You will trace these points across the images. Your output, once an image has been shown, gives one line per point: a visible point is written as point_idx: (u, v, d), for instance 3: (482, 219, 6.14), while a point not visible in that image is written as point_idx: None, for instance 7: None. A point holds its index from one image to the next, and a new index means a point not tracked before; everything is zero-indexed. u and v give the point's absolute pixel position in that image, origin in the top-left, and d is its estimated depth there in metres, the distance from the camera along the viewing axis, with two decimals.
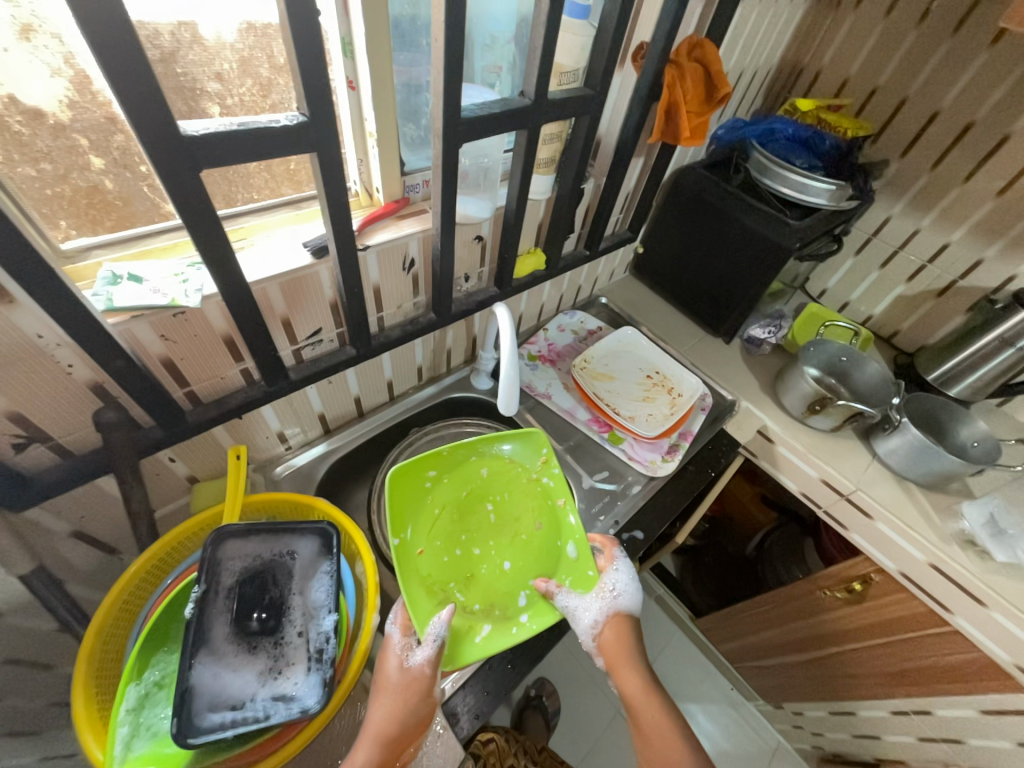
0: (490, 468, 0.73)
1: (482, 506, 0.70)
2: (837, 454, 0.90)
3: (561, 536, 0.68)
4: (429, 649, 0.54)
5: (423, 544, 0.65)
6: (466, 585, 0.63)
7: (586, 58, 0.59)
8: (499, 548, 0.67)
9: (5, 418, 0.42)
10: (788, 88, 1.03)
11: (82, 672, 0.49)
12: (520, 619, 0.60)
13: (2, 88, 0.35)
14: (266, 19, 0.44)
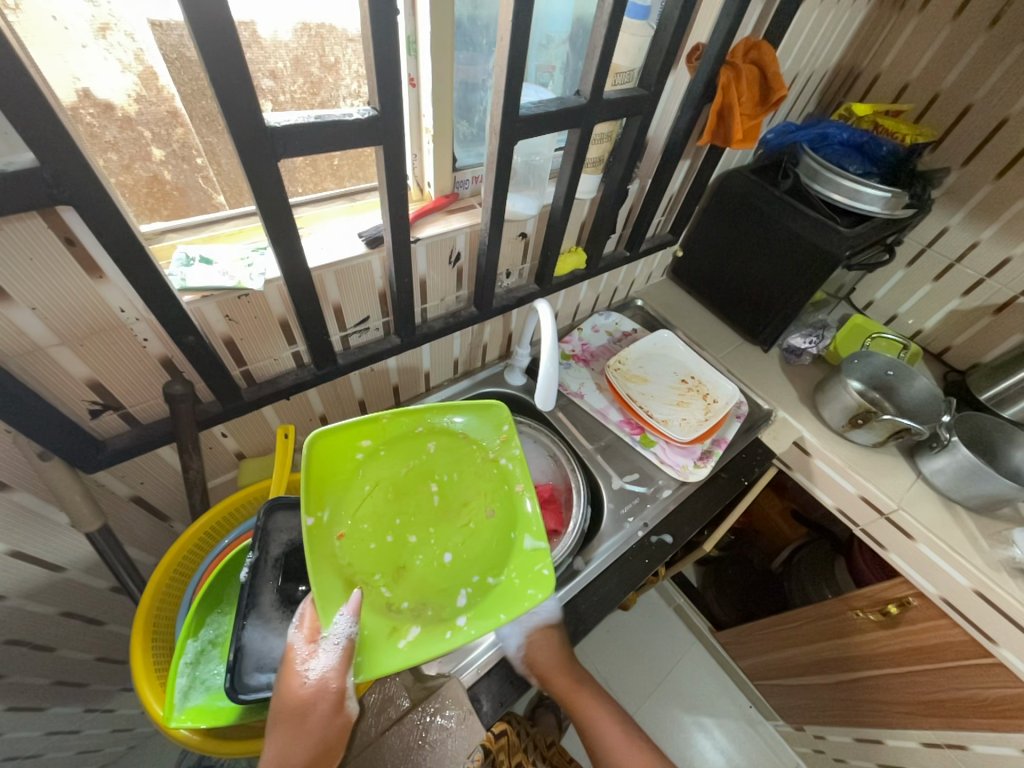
0: (439, 443, 0.60)
1: (425, 486, 0.58)
2: (879, 470, 0.87)
3: (517, 527, 0.58)
4: (334, 654, 0.43)
5: (345, 525, 0.51)
6: (394, 578, 0.51)
7: (642, 59, 0.60)
8: (441, 537, 0.55)
9: (86, 385, 0.45)
10: (843, 93, 1.01)
11: (141, 626, 0.53)
12: (457, 622, 0.49)
13: (78, 83, 0.38)
14: (324, 19, 0.46)
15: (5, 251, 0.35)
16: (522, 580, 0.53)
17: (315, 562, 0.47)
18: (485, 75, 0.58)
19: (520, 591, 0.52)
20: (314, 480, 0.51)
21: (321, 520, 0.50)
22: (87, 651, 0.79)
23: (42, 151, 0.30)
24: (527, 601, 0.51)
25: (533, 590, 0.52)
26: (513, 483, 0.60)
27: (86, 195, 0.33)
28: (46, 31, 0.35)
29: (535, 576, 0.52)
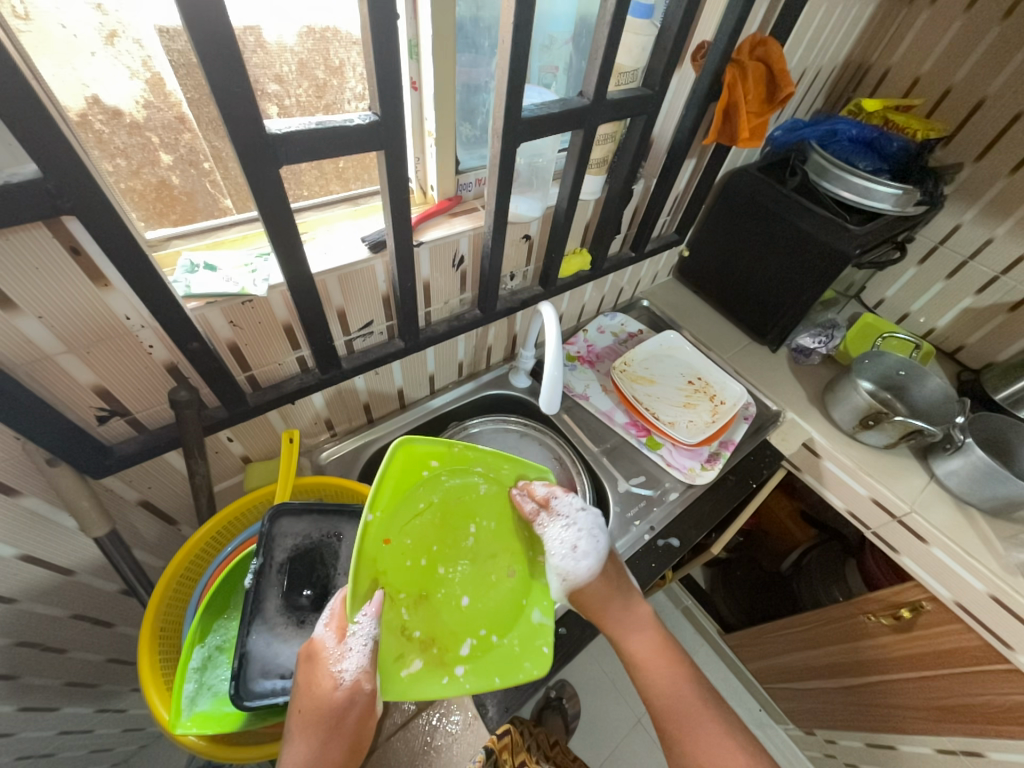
0: (489, 485, 0.57)
1: (464, 525, 0.55)
2: (890, 471, 0.86)
3: (529, 596, 0.56)
4: (364, 655, 0.44)
5: (395, 533, 0.49)
6: (415, 603, 0.50)
7: (646, 58, 0.59)
8: (465, 578, 0.54)
9: (93, 391, 0.46)
10: (852, 88, 0.99)
11: (147, 632, 0.53)
12: (454, 670, 0.50)
13: (87, 89, 0.38)
14: (327, 23, 0.46)
15: (11, 261, 0.35)
16: (520, 650, 0.52)
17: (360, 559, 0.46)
18: (488, 76, 0.57)
19: (516, 661, 0.52)
20: (389, 485, 0.48)
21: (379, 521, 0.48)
22: (98, 653, 0.80)
23: (44, 161, 0.30)
24: (521, 676, 0.51)
25: (530, 667, 0.51)
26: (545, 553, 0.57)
27: (90, 205, 0.33)
28: (55, 40, 0.35)
29: (535, 653, 0.51)
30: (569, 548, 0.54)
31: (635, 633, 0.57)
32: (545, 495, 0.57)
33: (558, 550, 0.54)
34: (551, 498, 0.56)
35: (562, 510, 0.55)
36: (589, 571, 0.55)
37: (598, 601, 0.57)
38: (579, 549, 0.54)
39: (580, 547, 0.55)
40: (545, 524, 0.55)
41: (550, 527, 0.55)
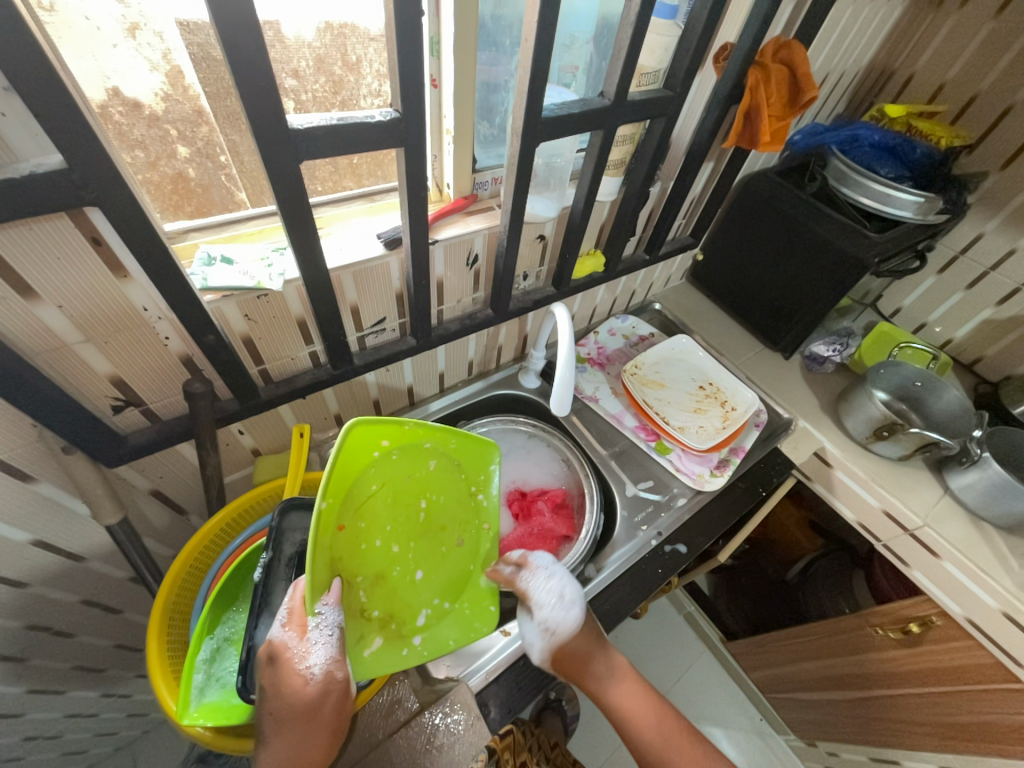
0: (440, 459, 0.54)
1: (415, 501, 0.52)
2: (903, 483, 0.84)
3: (476, 561, 0.59)
4: (331, 645, 0.44)
5: (347, 518, 0.46)
6: (373, 585, 0.49)
7: (668, 59, 0.58)
8: (418, 553, 0.53)
9: (109, 381, 0.46)
10: (874, 93, 0.97)
11: (156, 620, 0.53)
12: (413, 640, 0.52)
13: (109, 81, 0.38)
14: (346, 18, 0.46)
15: (34, 250, 0.35)
16: (472, 613, 0.57)
17: (315, 553, 0.42)
18: (507, 74, 0.57)
19: (469, 622, 0.56)
20: (337, 472, 0.43)
21: (329, 508, 0.44)
22: (105, 638, 0.81)
23: (69, 150, 0.31)
24: (475, 634, 0.55)
25: (482, 626, 0.56)
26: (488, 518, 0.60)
27: (113, 196, 0.34)
28: (80, 31, 0.35)
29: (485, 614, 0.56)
30: (557, 597, 0.57)
31: (616, 684, 0.58)
32: (520, 556, 0.61)
33: (547, 601, 0.57)
34: (527, 557, 0.61)
35: (540, 564, 0.60)
36: (576, 620, 0.56)
37: (580, 660, 0.56)
38: (566, 597, 0.57)
39: (565, 593, 0.58)
40: (528, 579, 0.58)
41: (534, 580, 0.58)
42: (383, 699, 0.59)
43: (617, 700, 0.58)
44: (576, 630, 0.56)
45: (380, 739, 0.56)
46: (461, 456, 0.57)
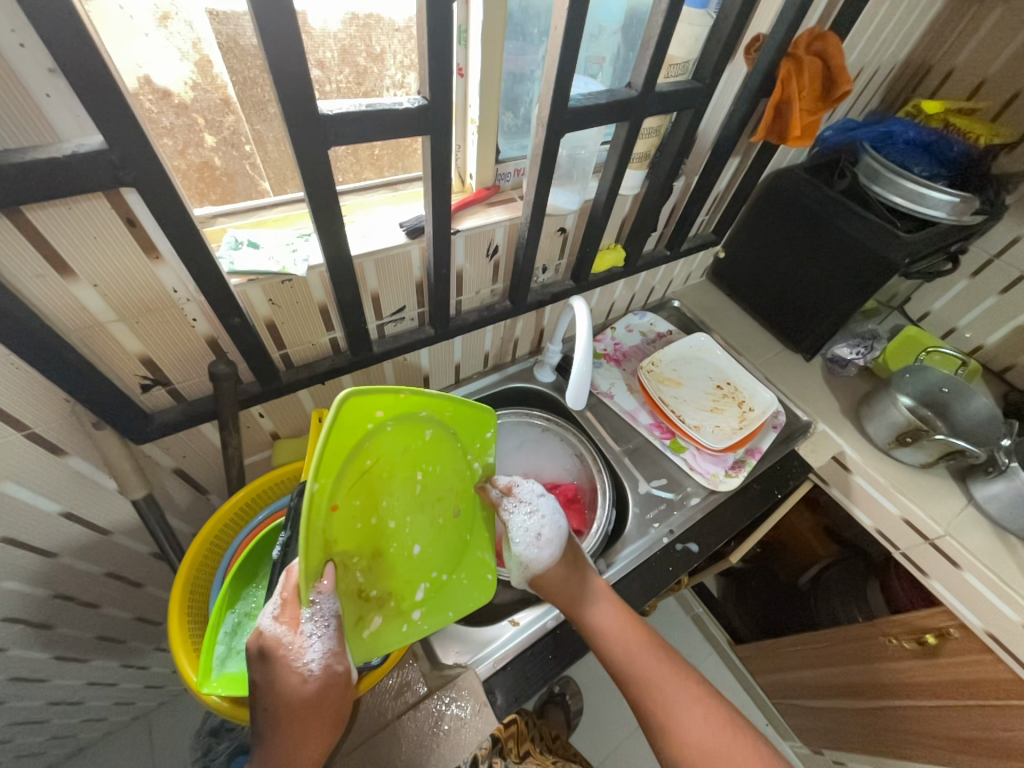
0: (436, 428, 0.52)
1: (412, 473, 0.51)
2: (925, 491, 0.82)
3: (472, 532, 0.60)
4: (328, 639, 0.44)
5: (340, 496, 0.44)
6: (370, 564, 0.49)
7: (698, 50, 0.57)
8: (415, 527, 0.53)
9: (139, 360, 0.47)
10: (910, 90, 0.94)
11: (180, 592, 0.55)
12: (413, 616, 0.54)
13: (141, 69, 0.39)
14: (372, 9, 0.46)
15: (73, 227, 0.36)
16: (469, 583, 0.60)
17: (308, 537, 0.40)
18: (534, 65, 0.56)
19: (467, 593, 0.59)
20: (330, 450, 0.41)
21: (323, 487, 0.41)
22: (127, 611, 0.84)
23: (110, 131, 0.31)
24: (471, 605, 0.59)
25: (478, 596, 0.59)
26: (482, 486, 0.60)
27: (149, 179, 0.34)
28: (114, 19, 0.36)
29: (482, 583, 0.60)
30: (534, 535, 0.59)
31: (598, 604, 0.58)
32: (507, 484, 0.61)
33: (522, 538, 0.59)
34: (513, 487, 0.61)
35: (525, 497, 0.60)
36: (552, 556, 0.60)
37: (561, 584, 0.59)
38: (542, 537, 0.59)
39: (542, 535, 0.59)
40: (510, 511, 0.60)
41: (515, 514, 0.60)
42: (393, 681, 0.60)
43: (600, 623, 0.57)
44: (550, 566, 0.59)
45: (387, 721, 0.57)
46: (458, 426, 0.55)
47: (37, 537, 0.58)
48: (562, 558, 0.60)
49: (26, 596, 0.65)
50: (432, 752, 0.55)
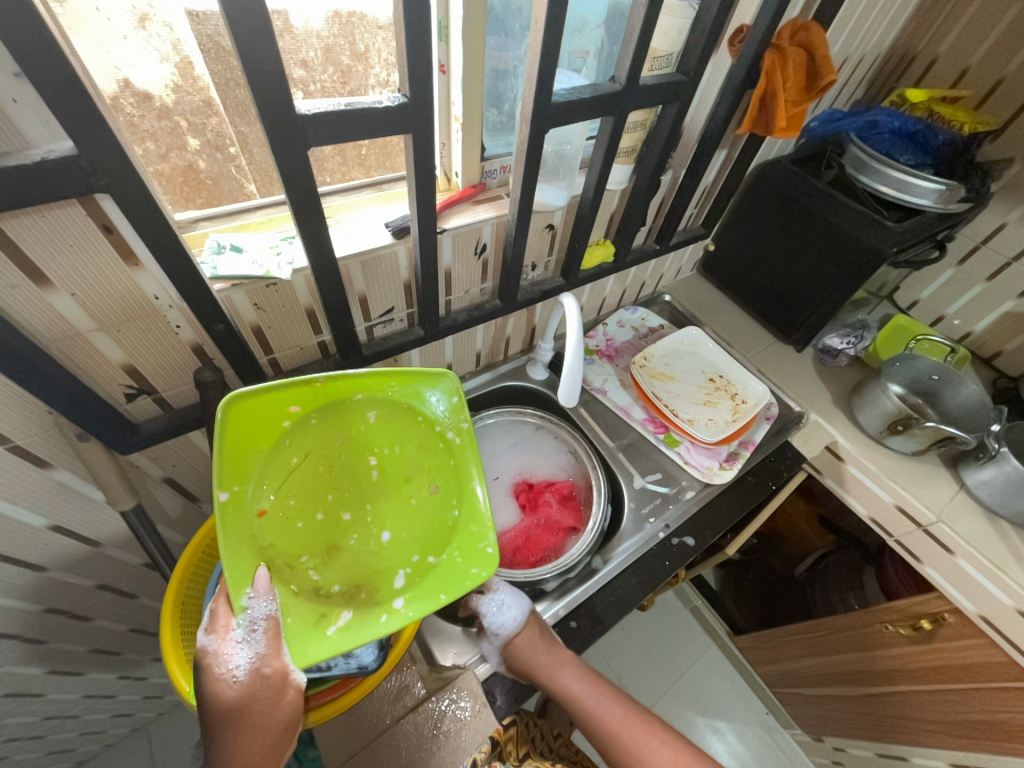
0: (380, 411, 0.53)
1: (362, 461, 0.52)
2: (917, 478, 0.83)
3: (460, 505, 0.53)
4: (260, 641, 0.43)
5: (268, 501, 0.47)
6: (325, 560, 0.48)
7: (682, 42, 0.57)
8: (378, 514, 0.52)
9: (122, 369, 0.47)
10: (894, 79, 0.94)
11: (171, 603, 0.54)
12: (393, 604, 0.46)
13: (119, 73, 0.38)
14: (354, 7, 0.45)
15: (48, 236, 0.35)
16: (464, 560, 0.50)
17: (230, 543, 0.44)
18: (517, 60, 0.56)
19: (462, 570, 0.49)
20: (237, 452, 0.45)
21: (239, 494, 0.45)
22: (121, 623, 0.83)
23: (81, 137, 0.30)
24: (468, 583, 0.48)
25: (476, 571, 0.48)
26: (463, 455, 0.54)
27: (124, 184, 0.33)
28: (89, 21, 0.35)
29: (477, 555, 0.49)
30: (497, 603, 0.59)
31: (564, 669, 0.57)
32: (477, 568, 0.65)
33: (489, 607, 0.59)
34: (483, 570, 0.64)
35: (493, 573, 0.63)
36: (516, 623, 0.57)
37: (526, 654, 0.56)
38: (507, 603, 0.59)
39: (506, 601, 0.59)
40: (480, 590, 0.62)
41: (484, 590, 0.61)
42: (391, 684, 0.60)
43: (567, 687, 0.57)
44: (515, 635, 0.57)
45: (386, 724, 0.57)
46: (408, 404, 0.53)
47: (24, 551, 0.57)
48: (527, 623, 0.58)
49: (17, 611, 0.64)
50: (435, 753, 0.55)
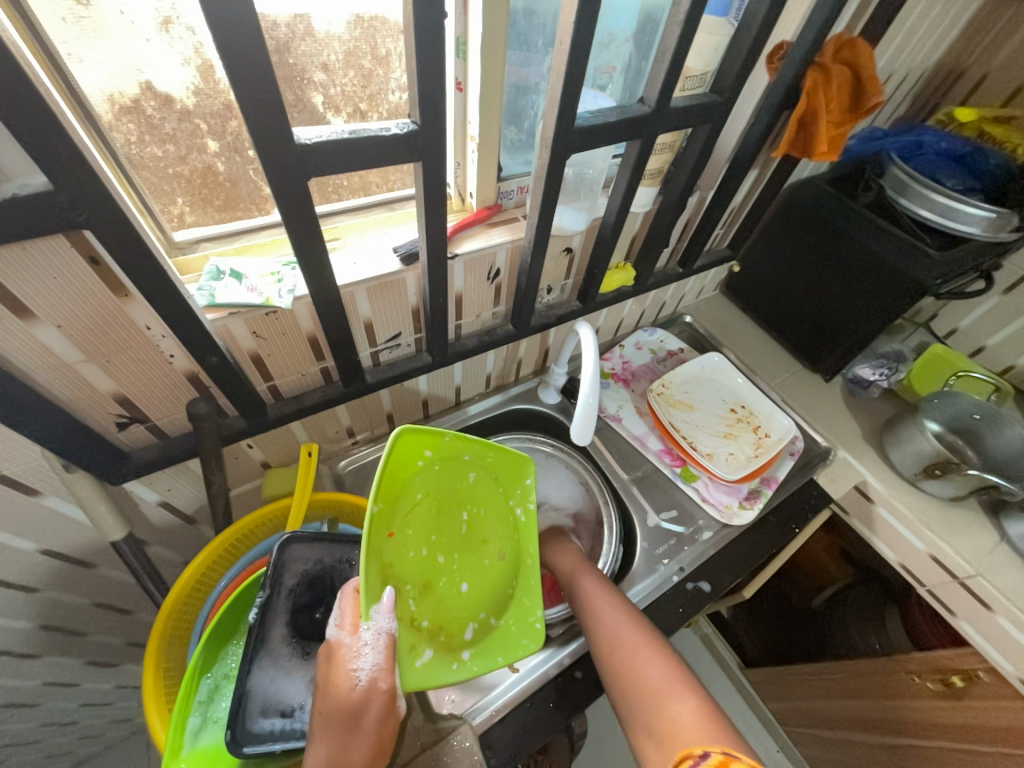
0: (477, 472, 0.57)
1: (458, 513, 0.54)
2: (954, 526, 0.77)
3: (518, 581, 0.58)
4: (380, 651, 0.41)
5: (396, 525, 0.48)
6: (421, 594, 0.49)
7: (718, 60, 0.53)
8: (463, 564, 0.54)
9: (112, 399, 0.44)
10: (941, 94, 0.88)
11: (153, 650, 0.51)
12: (462, 655, 0.50)
13: (142, 76, 0.36)
14: (376, 11, 0.43)
15: (27, 269, 0.33)
16: (518, 629, 0.54)
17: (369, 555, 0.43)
18: (539, 76, 0.53)
19: (515, 640, 0.53)
20: (388, 477, 0.46)
21: (381, 512, 0.45)
22: (117, 636, 0.81)
23: (55, 169, 0.28)
24: (521, 652, 0.52)
25: (528, 642, 0.53)
26: (526, 534, 0.60)
27: (105, 218, 0.31)
28: (112, 25, 0.33)
29: (531, 629, 0.54)
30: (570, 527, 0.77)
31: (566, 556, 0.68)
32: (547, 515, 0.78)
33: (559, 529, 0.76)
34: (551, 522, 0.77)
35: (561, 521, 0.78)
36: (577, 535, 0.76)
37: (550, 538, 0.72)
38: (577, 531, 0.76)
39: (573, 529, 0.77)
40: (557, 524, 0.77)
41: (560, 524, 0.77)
42: None
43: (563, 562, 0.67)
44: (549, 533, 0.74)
45: None
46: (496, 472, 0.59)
47: (17, 574, 0.55)
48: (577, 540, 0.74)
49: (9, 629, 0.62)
50: None
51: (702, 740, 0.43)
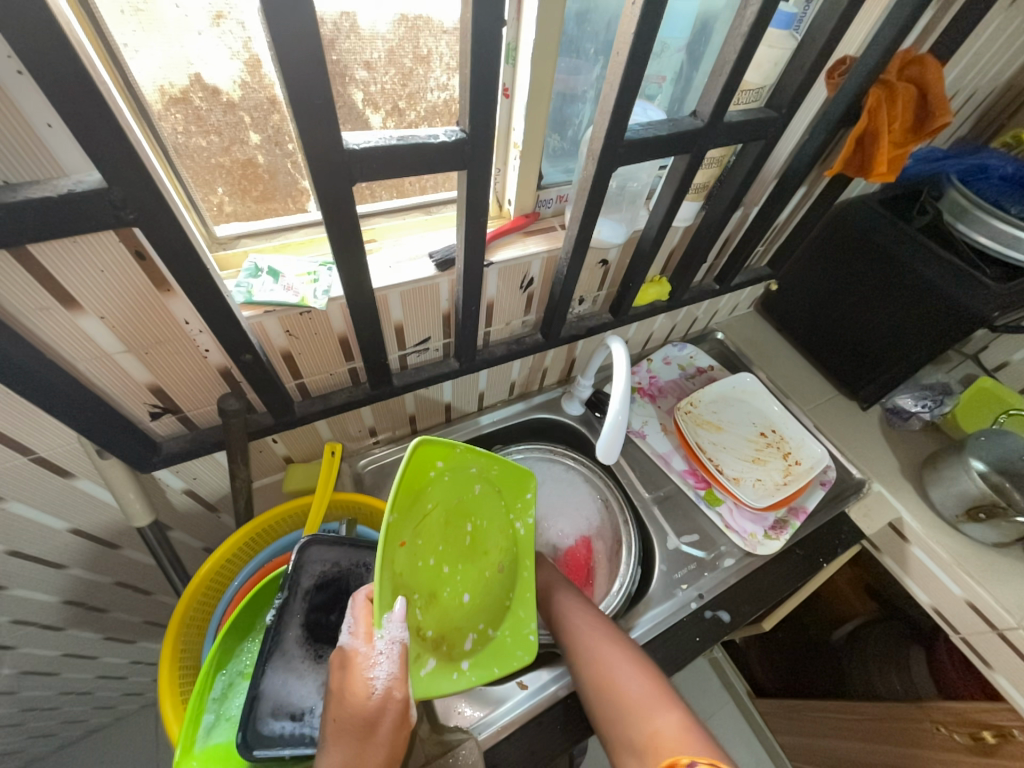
0: (483, 484, 0.56)
1: (463, 524, 0.53)
2: (996, 574, 0.72)
3: (514, 595, 0.57)
4: (394, 659, 0.40)
5: (408, 534, 0.46)
6: (427, 604, 0.48)
7: (776, 75, 0.52)
8: (466, 576, 0.52)
9: (147, 389, 0.45)
10: (1006, 115, 0.84)
11: (170, 643, 0.52)
12: (462, 665, 0.50)
13: (191, 67, 0.36)
14: (421, 11, 0.42)
15: (75, 260, 0.33)
16: (513, 641, 0.54)
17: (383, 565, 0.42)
18: (587, 85, 0.52)
19: (509, 651, 0.53)
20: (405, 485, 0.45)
21: (395, 521, 0.44)
22: (136, 615, 0.83)
23: (108, 168, 0.28)
24: (515, 663, 0.52)
25: (523, 654, 0.53)
26: (525, 547, 0.60)
27: (153, 216, 0.31)
28: (167, 17, 0.34)
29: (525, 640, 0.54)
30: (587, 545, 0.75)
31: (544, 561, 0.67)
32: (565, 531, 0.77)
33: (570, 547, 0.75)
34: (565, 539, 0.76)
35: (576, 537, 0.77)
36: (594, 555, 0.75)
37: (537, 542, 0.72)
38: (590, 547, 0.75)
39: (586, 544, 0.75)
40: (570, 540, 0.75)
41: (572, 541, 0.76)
42: None
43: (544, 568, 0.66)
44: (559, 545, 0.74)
45: None
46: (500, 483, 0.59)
47: (47, 551, 0.57)
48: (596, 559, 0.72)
49: (35, 602, 0.64)
50: None
51: (686, 751, 0.43)
